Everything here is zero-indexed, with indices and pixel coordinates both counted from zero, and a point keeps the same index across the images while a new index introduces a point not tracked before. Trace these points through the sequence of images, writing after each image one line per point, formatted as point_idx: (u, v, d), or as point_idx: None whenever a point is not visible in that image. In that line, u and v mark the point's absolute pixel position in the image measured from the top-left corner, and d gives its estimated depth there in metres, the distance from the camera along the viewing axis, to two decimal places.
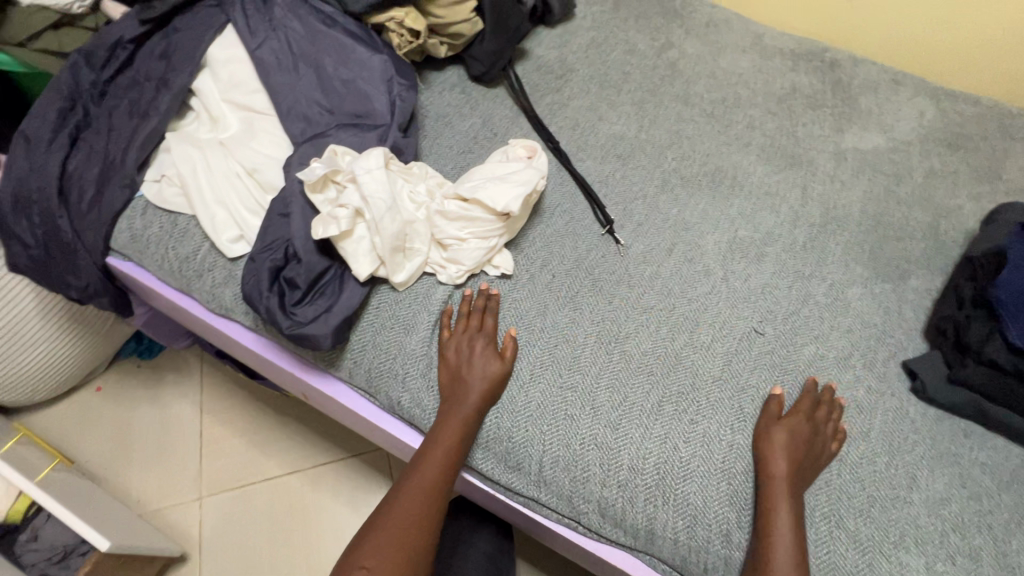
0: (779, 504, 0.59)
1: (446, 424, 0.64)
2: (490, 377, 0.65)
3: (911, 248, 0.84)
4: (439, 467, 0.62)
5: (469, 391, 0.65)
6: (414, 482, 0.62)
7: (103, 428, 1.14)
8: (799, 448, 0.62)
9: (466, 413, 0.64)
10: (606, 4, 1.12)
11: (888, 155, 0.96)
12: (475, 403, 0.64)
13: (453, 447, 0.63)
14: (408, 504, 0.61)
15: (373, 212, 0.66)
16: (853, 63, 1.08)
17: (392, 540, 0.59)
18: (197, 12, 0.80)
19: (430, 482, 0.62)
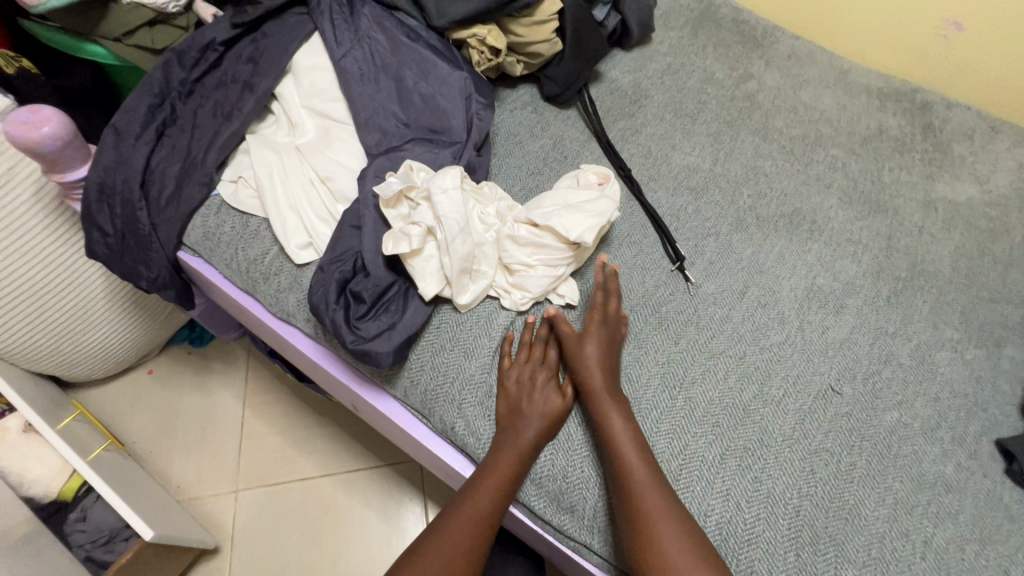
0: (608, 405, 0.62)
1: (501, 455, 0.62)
2: (550, 411, 0.63)
3: (1007, 312, 0.78)
4: (491, 499, 0.60)
5: (526, 422, 0.62)
6: (463, 513, 0.59)
7: (151, 411, 1.16)
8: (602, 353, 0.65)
9: (522, 446, 0.61)
10: (683, 30, 1.09)
11: (983, 208, 0.89)
12: (535, 437, 0.62)
13: (507, 481, 0.61)
14: (456, 535, 0.58)
15: (445, 233, 0.64)
16: (947, 106, 1.02)
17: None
18: (286, 18, 0.82)
19: (480, 516, 0.59)
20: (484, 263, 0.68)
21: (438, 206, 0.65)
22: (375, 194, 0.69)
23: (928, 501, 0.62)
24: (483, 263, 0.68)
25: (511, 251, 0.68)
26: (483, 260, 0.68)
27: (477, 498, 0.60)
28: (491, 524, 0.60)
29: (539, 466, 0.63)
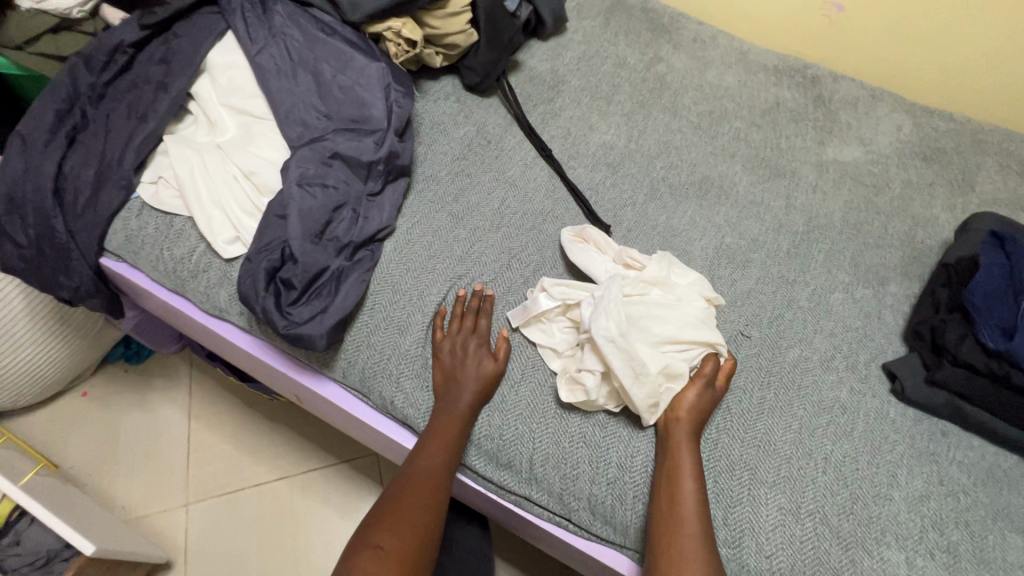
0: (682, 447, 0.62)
1: (443, 418, 0.65)
2: (482, 371, 0.67)
3: (890, 255, 0.87)
4: (437, 460, 0.63)
5: (463, 385, 0.66)
6: (416, 478, 0.62)
7: (89, 433, 1.12)
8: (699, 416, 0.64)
9: (462, 407, 0.65)
10: (596, 20, 1.15)
11: (868, 167, 0.99)
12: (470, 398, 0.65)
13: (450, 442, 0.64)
14: (409, 500, 0.60)
15: (623, 374, 0.63)
16: (834, 79, 1.12)
17: (395, 537, 0.58)
18: (197, 18, 0.82)
19: (430, 479, 0.62)
20: (678, 375, 0.65)
21: (601, 342, 0.64)
22: (299, 184, 0.71)
23: (826, 423, 0.69)
24: (675, 375, 0.65)
25: (686, 350, 0.67)
26: (676, 370, 0.65)
27: (425, 460, 0.63)
28: (440, 486, 0.62)
29: (481, 426, 0.67)
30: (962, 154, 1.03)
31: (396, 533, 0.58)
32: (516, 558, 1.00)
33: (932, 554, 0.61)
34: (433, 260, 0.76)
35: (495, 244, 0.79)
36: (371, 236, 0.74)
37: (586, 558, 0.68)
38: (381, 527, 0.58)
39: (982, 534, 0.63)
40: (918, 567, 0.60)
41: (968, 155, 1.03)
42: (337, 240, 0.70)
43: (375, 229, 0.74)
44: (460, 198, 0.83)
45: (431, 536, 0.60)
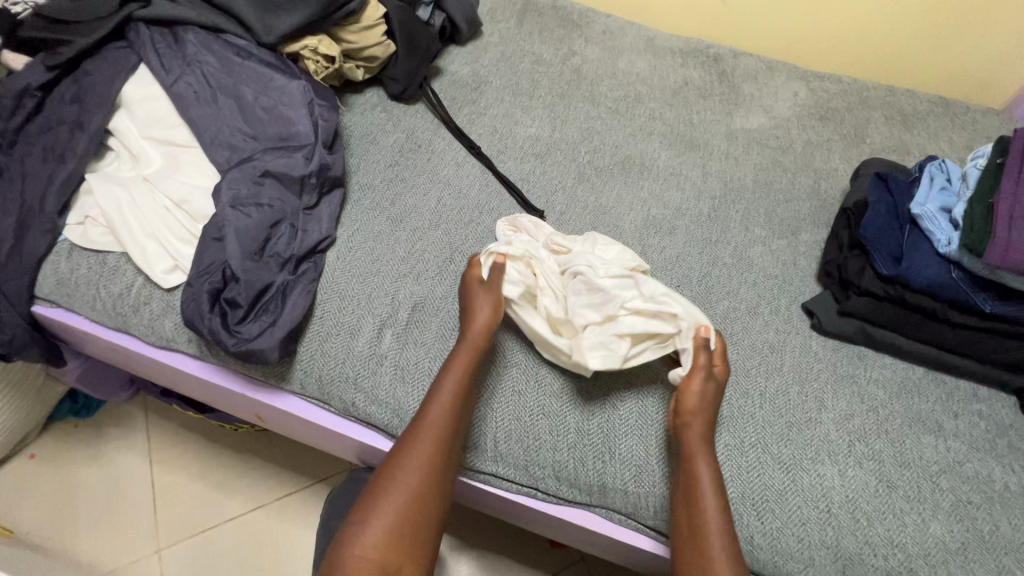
0: (699, 450, 0.63)
1: (450, 370, 0.67)
2: (489, 317, 0.69)
3: (799, 208, 0.96)
4: (446, 411, 0.65)
5: (473, 336, 0.68)
6: (424, 431, 0.64)
7: (42, 495, 1.07)
8: (707, 406, 0.66)
9: (468, 359, 0.67)
10: (510, 22, 1.20)
11: (772, 131, 1.08)
12: (472, 355, 0.67)
13: (451, 400, 0.65)
14: (412, 464, 0.62)
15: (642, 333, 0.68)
16: (734, 56, 1.21)
17: (398, 500, 0.61)
18: (106, 54, 0.81)
19: (443, 431, 0.64)
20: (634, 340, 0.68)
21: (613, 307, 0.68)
22: (232, 205, 0.72)
23: (758, 363, 0.75)
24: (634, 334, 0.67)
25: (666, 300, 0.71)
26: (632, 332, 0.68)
27: (434, 412, 0.64)
28: (450, 436, 0.64)
29: (486, 397, 0.70)
30: (852, 112, 1.13)
31: (410, 483, 0.61)
32: (500, 543, 1.03)
33: (861, 464, 0.68)
34: (377, 263, 0.78)
35: (435, 241, 0.82)
36: (313, 248, 0.75)
37: (560, 523, 0.72)
38: (394, 481, 0.62)
39: (900, 439, 0.70)
40: (851, 477, 0.67)
41: (857, 111, 1.13)
42: (279, 255, 0.72)
43: (316, 240, 0.75)
44: (397, 202, 0.85)
45: (444, 484, 0.63)
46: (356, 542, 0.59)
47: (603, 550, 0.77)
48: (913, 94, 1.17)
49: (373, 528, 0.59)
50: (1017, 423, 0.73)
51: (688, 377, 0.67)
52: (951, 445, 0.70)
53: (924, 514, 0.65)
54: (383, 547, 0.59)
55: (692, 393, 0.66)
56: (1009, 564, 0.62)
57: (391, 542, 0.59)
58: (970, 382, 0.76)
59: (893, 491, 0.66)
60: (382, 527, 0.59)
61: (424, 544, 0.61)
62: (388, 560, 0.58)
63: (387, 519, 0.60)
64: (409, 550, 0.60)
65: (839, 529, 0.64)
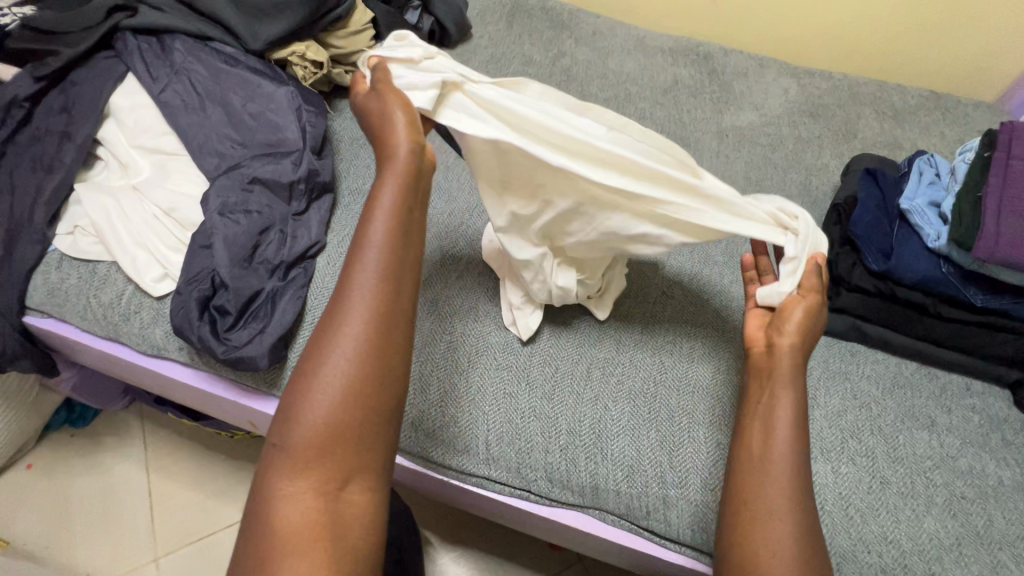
0: (783, 386, 0.56)
1: (371, 222, 0.54)
2: (411, 137, 0.56)
3: (790, 205, 0.95)
4: (366, 271, 0.52)
5: (394, 172, 0.55)
6: (347, 303, 0.52)
7: (40, 505, 1.07)
8: (807, 334, 0.58)
9: (388, 206, 0.54)
10: (499, 24, 1.20)
11: (763, 128, 1.08)
12: (401, 186, 0.55)
13: (380, 251, 0.53)
14: (343, 338, 0.51)
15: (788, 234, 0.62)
16: (724, 54, 1.21)
17: (337, 389, 0.50)
18: (93, 64, 0.81)
19: (370, 300, 0.52)
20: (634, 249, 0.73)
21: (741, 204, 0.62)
22: (220, 213, 0.72)
23: None
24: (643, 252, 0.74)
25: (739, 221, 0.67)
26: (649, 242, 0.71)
27: (354, 276, 0.52)
28: (380, 305, 0.52)
29: (478, 400, 0.70)
30: (843, 108, 1.13)
31: (336, 370, 0.50)
32: (498, 546, 1.03)
33: (854, 460, 0.68)
34: None
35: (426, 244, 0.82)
36: (302, 254, 0.75)
37: (553, 525, 0.72)
38: (316, 369, 0.51)
39: (893, 435, 0.70)
40: (843, 473, 0.67)
41: (848, 106, 1.13)
42: (268, 262, 0.71)
43: (305, 246, 0.75)
44: None
45: (379, 363, 0.51)
46: (281, 451, 0.49)
47: (596, 552, 0.78)
48: (904, 89, 1.17)
49: (298, 429, 0.49)
50: (1011, 417, 0.73)
51: (794, 297, 0.60)
52: (945, 441, 0.70)
53: (917, 510, 0.65)
54: (314, 452, 0.49)
55: (796, 314, 0.59)
56: (1003, 559, 0.62)
57: (321, 443, 0.49)
58: (963, 376, 0.76)
59: (886, 487, 0.66)
60: (308, 428, 0.49)
61: (370, 442, 0.51)
62: (323, 466, 0.49)
63: (314, 418, 0.49)
64: (351, 453, 0.50)
65: (832, 527, 0.64)
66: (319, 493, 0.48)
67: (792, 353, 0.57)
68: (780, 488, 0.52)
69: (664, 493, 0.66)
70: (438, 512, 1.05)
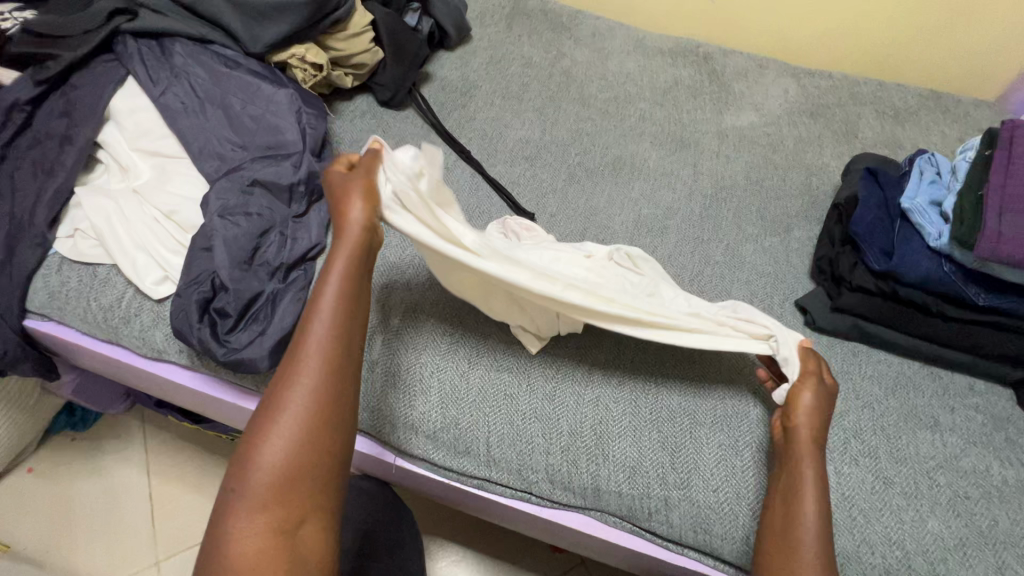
0: (804, 464, 0.60)
1: (325, 288, 0.59)
2: (365, 210, 0.62)
3: (790, 205, 0.95)
4: (319, 332, 0.57)
5: (347, 245, 0.61)
6: (300, 360, 0.56)
7: (41, 509, 1.07)
8: (820, 416, 0.62)
9: (339, 277, 0.59)
10: (499, 26, 1.20)
11: (763, 129, 1.08)
12: (357, 250, 0.61)
13: (336, 309, 0.58)
14: (300, 385, 0.55)
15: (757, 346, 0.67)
16: (724, 54, 1.21)
17: (292, 431, 0.53)
18: (94, 67, 0.81)
19: (323, 351, 0.56)
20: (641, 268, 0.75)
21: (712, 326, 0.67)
22: (220, 215, 0.72)
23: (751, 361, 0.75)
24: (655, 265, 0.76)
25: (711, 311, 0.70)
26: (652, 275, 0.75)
27: (308, 336, 0.57)
28: (330, 363, 0.56)
29: (479, 401, 0.69)
30: (843, 107, 1.13)
31: (287, 422, 0.53)
32: (499, 548, 1.03)
33: (857, 461, 0.67)
34: None
35: None
36: (303, 256, 0.75)
37: (555, 526, 0.71)
38: (268, 421, 0.54)
39: (896, 435, 0.70)
40: (846, 474, 0.66)
41: (848, 106, 1.13)
42: (268, 264, 0.71)
43: (306, 247, 0.75)
44: None
45: (325, 416, 0.55)
46: (236, 496, 0.52)
47: (598, 554, 0.77)
48: (904, 88, 1.17)
49: (252, 474, 0.52)
50: (1014, 415, 0.73)
51: (802, 386, 0.64)
52: (948, 440, 0.70)
53: (921, 510, 0.64)
54: (265, 497, 0.51)
55: (805, 402, 0.62)
56: (1008, 559, 0.62)
57: (273, 488, 0.51)
58: (966, 376, 0.75)
59: (889, 487, 0.66)
60: (261, 474, 0.52)
61: (317, 488, 0.53)
62: (272, 511, 0.51)
63: (271, 460, 0.52)
64: (304, 495, 0.52)
65: (835, 528, 0.63)
66: (272, 534, 0.50)
67: (809, 435, 0.61)
68: (809, 556, 0.55)
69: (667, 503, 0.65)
70: (439, 515, 1.05)
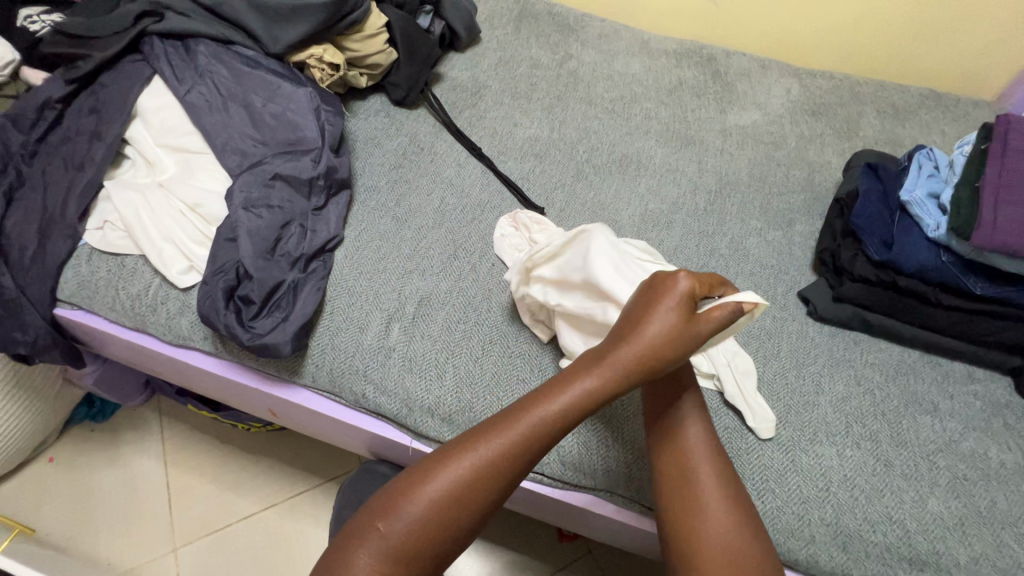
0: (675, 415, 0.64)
1: (561, 396, 0.57)
2: (660, 347, 0.57)
3: (793, 200, 0.98)
4: (521, 438, 0.56)
5: (609, 371, 0.57)
6: (486, 450, 0.56)
7: (61, 497, 1.09)
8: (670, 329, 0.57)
9: (578, 397, 0.57)
10: (507, 28, 1.24)
11: (766, 127, 1.10)
12: (619, 378, 0.57)
13: (560, 422, 0.57)
14: (481, 464, 0.56)
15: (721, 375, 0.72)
16: (727, 55, 1.24)
17: (450, 503, 0.54)
18: (121, 67, 0.85)
19: (519, 450, 0.56)
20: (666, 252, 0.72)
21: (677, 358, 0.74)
22: (244, 207, 0.75)
23: (755, 349, 0.77)
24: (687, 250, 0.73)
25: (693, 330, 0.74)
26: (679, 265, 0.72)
27: (512, 436, 0.56)
28: (507, 471, 0.56)
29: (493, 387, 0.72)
30: (844, 107, 1.16)
31: (444, 499, 0.54)
32: (509, 536, 1.05)
33: (859, 444, 0.70)
34: (383, 261, 0.80)
35: (440, 238, 0.85)
36: (322, 247, 0.78)
37: (566, 507, 0.74)
38: (428, 486, 0.55)
39: (897, 419, 0.72)
40: (848, 456, 0.69)
41: (849, 106, 1.16)
42: (290, 254, 0.74)
43: (324, 240, 0.78)
44: (402, 202, 0.88)
45: (478, 512, 0.55)
46: (374, 534, 0.54)
47: (605, 535, 0.80)
48: (904, 88, 1.20)
49: (394, 524, 0.54)
50: (1012, 402, 0.75)
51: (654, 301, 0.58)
52: (947, 425, 0.72)
53: (921, 491, 0.66)
54: (393, 553, 0.53)
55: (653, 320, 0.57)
56: (1006, 538, 0.64)
57: (403, 550, 0.53)
58: (964, 364, 0.78)
59: (890, 469, 0.68)
60: (403, 528, 0.54)
61: (432, 561, 0.55)
62: (390, 567, 0.53)
63: (417, 516, 0.54)
64: (422, 556, 0.54)
65: (838, 507, 0.65)
66: None
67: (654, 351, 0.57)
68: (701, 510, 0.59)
69: None
70: None
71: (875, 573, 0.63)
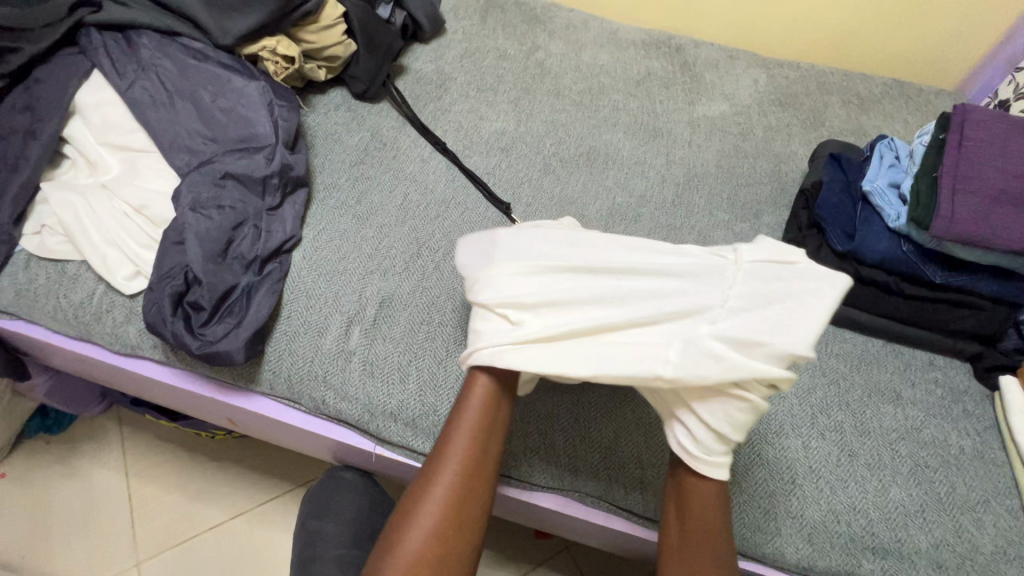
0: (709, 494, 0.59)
1: (447, 451, 0.59)
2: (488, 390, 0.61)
3: (760, 191, 0.98)
4: (437, 506, 0.57)
5: (467, 417, 0.60)
6: (412, 531, 0.56)
7: (13, 514, 1.05)
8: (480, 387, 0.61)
9: (461, 446, 0.59)
10: (473, 18, 1.20)
11: (733, 118, 1.10)
12: (481, 416, 0.60)
13: (458, 465, 0.58)
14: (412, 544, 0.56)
15: None
16: (695, 46, 1.23)
17: None
18: (57, 61, 0.80)
19: (436, 506, 0.57)
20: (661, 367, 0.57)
21: None
22: (192, 208, 0.71)
23: None
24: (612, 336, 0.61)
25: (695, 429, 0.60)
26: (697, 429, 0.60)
27: (429, 502, 0.57)
28: (459, 517, 0.57)
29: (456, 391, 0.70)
30: (811, 97, 1.16)
31: None
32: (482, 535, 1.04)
33: (823, 435, 0.70)
34: (343, 261, 0.78)
35: (402, 237, 0.82)
36: (277, 249, 0.75)
37: (538, 508, 0.72)
38: None
39: (861, 409, 0.73)
40: (813, 448, 0.69)
41: (816, 96, 1.16)
42: (242, 257, 0.71)
43: (280, 241, 0.75)
44: (363, 200, 0.85)
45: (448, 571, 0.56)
46: None
47: (578, 533, 0.79)
48: (868, 78, 1.21)
49: None
50: (971, 387, 0.76)
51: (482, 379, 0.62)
52: (909, 413, 0.73)
53: (883, 480, 0.67)
54: None
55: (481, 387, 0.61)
56: (965, 522, 0.65)
57: None
58: (926, 352, 0.79)
59: (854, 459, 0.68)
60: None
61: None
62: None
63: None
64: None
65: (804, 499, 0.66)
66: None
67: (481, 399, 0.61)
68: None
69: (645, 492, 0.67)
70: None
71: (839, 562, 0.64)
